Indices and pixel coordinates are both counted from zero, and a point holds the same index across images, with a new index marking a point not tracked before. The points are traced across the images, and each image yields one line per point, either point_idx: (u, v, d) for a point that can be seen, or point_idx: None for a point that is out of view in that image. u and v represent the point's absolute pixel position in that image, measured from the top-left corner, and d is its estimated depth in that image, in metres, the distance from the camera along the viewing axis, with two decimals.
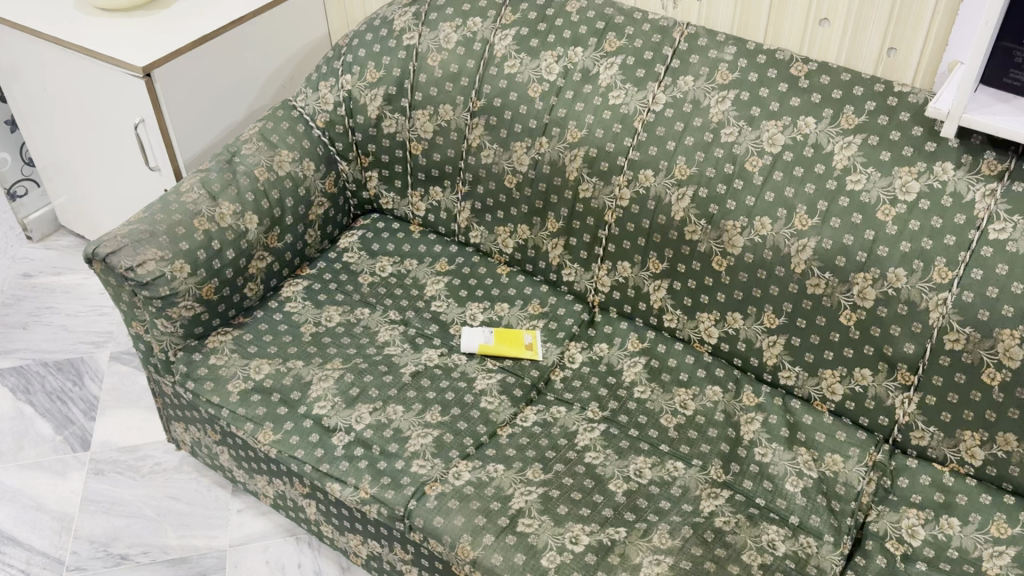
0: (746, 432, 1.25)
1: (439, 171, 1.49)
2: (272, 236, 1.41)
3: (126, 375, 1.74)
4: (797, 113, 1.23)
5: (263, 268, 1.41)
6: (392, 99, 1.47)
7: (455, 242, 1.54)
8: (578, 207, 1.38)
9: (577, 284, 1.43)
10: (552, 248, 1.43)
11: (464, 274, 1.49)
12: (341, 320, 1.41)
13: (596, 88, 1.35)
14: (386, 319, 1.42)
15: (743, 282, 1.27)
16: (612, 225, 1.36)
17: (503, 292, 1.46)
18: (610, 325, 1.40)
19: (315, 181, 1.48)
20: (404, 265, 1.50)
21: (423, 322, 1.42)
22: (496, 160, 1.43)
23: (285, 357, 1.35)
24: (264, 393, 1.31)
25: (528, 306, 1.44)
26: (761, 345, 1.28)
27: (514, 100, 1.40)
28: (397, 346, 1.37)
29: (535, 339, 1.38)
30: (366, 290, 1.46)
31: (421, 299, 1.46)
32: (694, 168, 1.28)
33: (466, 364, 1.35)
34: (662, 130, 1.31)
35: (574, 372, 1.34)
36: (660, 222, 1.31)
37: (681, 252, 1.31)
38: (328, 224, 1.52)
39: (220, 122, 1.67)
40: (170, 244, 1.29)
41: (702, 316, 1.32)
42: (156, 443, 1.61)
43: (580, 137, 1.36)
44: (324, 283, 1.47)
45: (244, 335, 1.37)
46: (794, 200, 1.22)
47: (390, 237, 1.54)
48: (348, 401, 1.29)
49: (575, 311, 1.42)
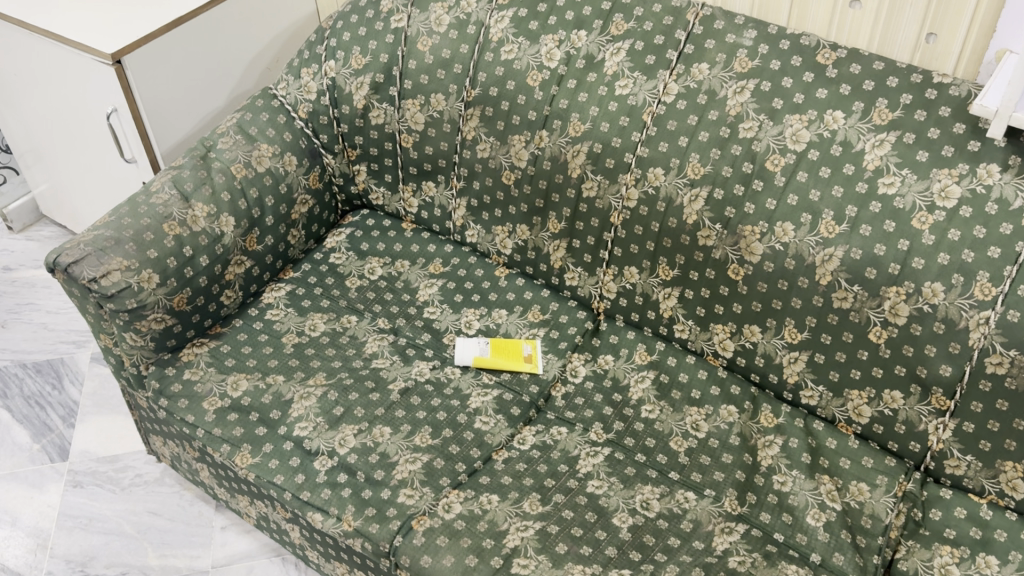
0: (764, 457, 1.14)
1: (431, 165, 1.38)
2: (251, 238, 1.31)
3: (107, 378, 1.65)
4: (824, 107, 1.11)
5: (241, 273, 1.30)
6: (379, 87, 1.35)
7: (450, 241, 1.43)
8: (582, 206, 1.27)
9: (581, 290, 1.32)
10: (553, 251, 1.32)
11: (459, 277, 1.38)
12: (326, 329, 1.31)
13: (601, 76, 1.23)
14: (374, 328, 1.32)
15: (762, 293, 1.15)
16: (619, 228, 1.25)
17: (501, 297, 1.36)
18: (616, 335, 1.29)
19: (299, 177, 1.37)
20: (395, 267, 1.40)
21: (414, 331, 1.32)
22: (493, 154, 1.32)
23: (264, 372, 1.25)
24: (241, 411, 1.21)
25: (527, 313, 1.33)
26: (781, 361, 1.17)
27: (512, 89, 1.28)
28: (386, 358, 1.27)
29: (535, 351, 1.28)
30: (354, 295, 1.36)
31: (413, 305, 1.35)
32: (709, 167, 1.16)
33: (460, 379, 1.25)
34: (673, 124, 1.19)
35: (577, 387, 1.24)
36: (671, 225, 1.20)
37: (693, 258, 1.20)
38: (313, 223, 1.41)
39: (200, 109, 1.55)
40: (137, 252, 1.19)
41: (716, 328, 1.21)
42: (137, 452, 1.53)
43: (583, 130, 1.24)
44: (309, 288, 1.37)
45: (222, 347, 1.28)
46: (821, 204, 1.10)
47: (380, 236, 1.44)
48: (332, 421, 1.19)
49: (579, 319, 1.31)
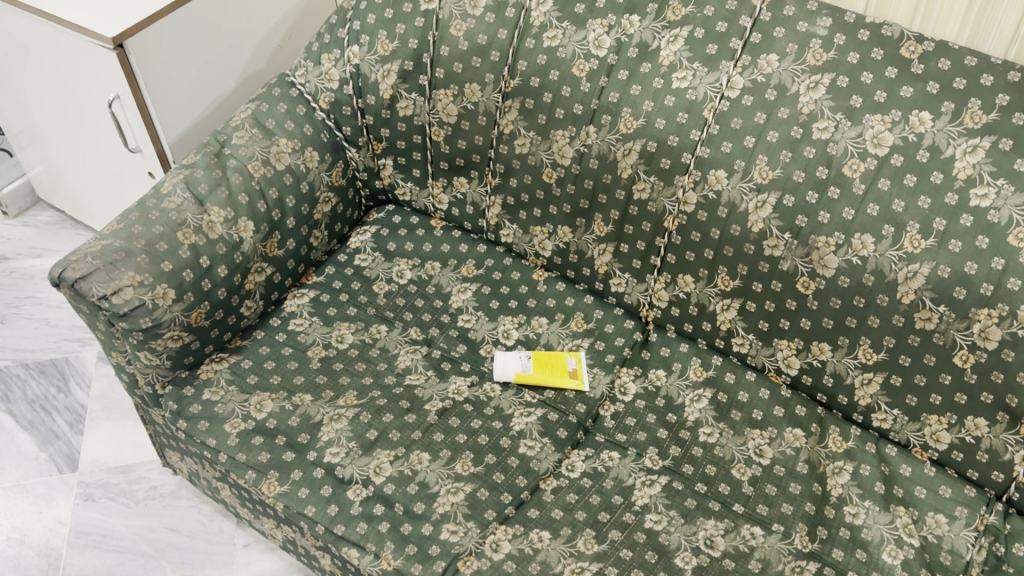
0: (833, 487, 1.06)
1: (464, 160, 1.27)
2: (271, 243, 1.21)
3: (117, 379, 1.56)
4: (909, 107, 1.00)
5: (262, 281, 1.20)
6: (408, 75, 1.23)
7: (484, 241, 1.33)
8: (632, 209, 1.16)
9: (628, 297, 1.23)
10: (598, 255, 1.22)
11: (495, 281, 1.29)
12: (354, 341, 1.21)
13: (657, 67, 1.12)
14: (406, 339, 1.22)
15: (834, 309, 1.06)
16: (673, 234, 1.15)
17: (540, 304, 1.26)
18: (667, 347, 1.20)
19: (321, 174, 1.26)
20: (426, 270, 1.30)
21: (449, 342, 1.22)
22: (533, 150, 1.21)
23: (290, 391, 1.16)
24: (267, 435, 1.12)
25: (570, 322, 1.24)
26: (852, 382, 1.08)
27: (555, 80, 1.17)
28: (421, 374, 1.18)
29: (580, 366, 1.19)
30: (382, 302, 1.26)
31: (446, 312, 1.26)
32: (778, 171, 1.06)
33: (501, 398, 1.16)
34: (738, 123, 1.08)
35: (627, 406, 1.15)
36: (733, 233, 1.10)
37: (757, 270, 1.10)
38: (336, 222, 1.31)
39: (209, 94, 1.44)
40: (151, 266, 1.09)
41: (780, 343, 1.12)
42: (151, 462, 1.44)
43: (636, 127, 1.13)
44: (333, 294, 1.27)
45: (243, 362, 1.19)
46: (904, 216, 1.00)
47: (408, 234, 1.33)
48: (366, 447, 1.10)
49: (626, 329, 1.22)
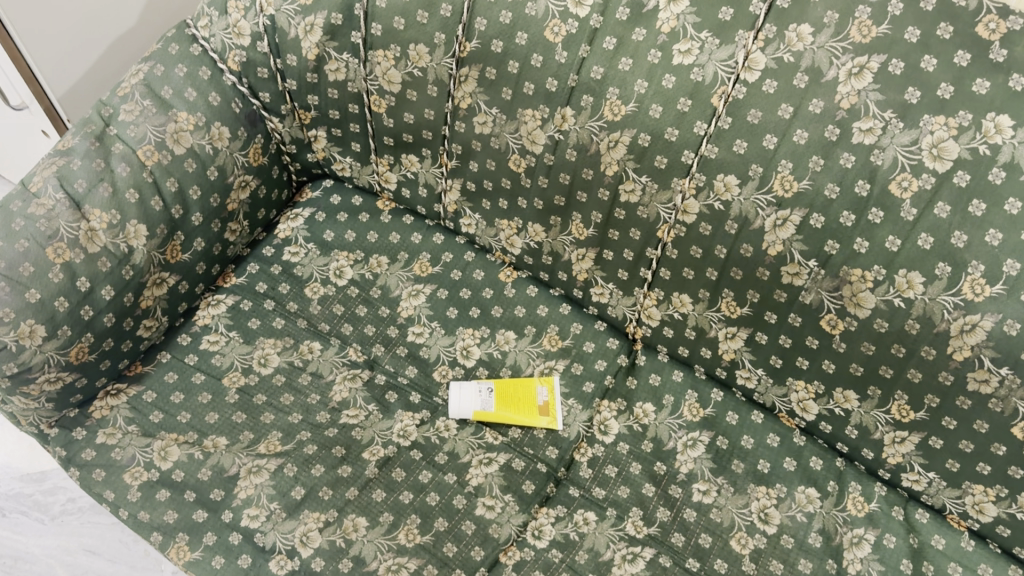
0: (851, 563, 0.88)
1: (413, 136, 1.03)
2: (173, 248, 0.98)
3: None
4: (983, 108, 0.74)
5: (163, 294, 0.99)
6: (336, 31, 0.96)
7: (441, 228, 1.10)
8: (618, 213, 0.93)
9: (612, 311, 1.01)
10: (576, 260, 1.00)
11: (453, 283, 1.07)
12: (280, 364, 1.01)
13: (653, 35, 0.85)
14: (344, 361, 1.02)
15: (866, 356, 0.85)
16: (669, 246, 0.92)
17: (507, 314, 1.05)
18: (658, 375, 0.99)
19: (234, 154, 1.02)
20: (370, 268, 1.08)
21: (396, 363, 1.02)
22: (496, 131, 0.97)
23: (202, 432, 0.96)
24: (172, 490, 0.93)
25: (541, 338, 1.03)
26: (881, 438, 0.89)
27: (523, 45, 0.91)
28: (360, 408, 0.98)
29: (553, 398, 0.99)
30: (316, 311, 1.05)
31: (393, 324, 1.05)
32: (806, 183, 0.82)
33: (456, 440, 0.96)
34: (756, 116, 0.83)
35: (607, 451, 0.96)
36: (744, 253, 0.87)
37: (772, 299, 0.88)
38: (259, 209, 1.08)
39: (107, 35, 1.18)
40: (13, 296, 0.86)
41: (796, 384, 0.92)
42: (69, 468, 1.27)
43: (625, 114, 0.88)
44: (257, 301, 1.05)
45: (146, 395, 0.98)
46: (965, 253, 0.77)
47: (349, 221, 1.10)
48: (291, 508, 0.92)
49: (609, 350, 1.01)
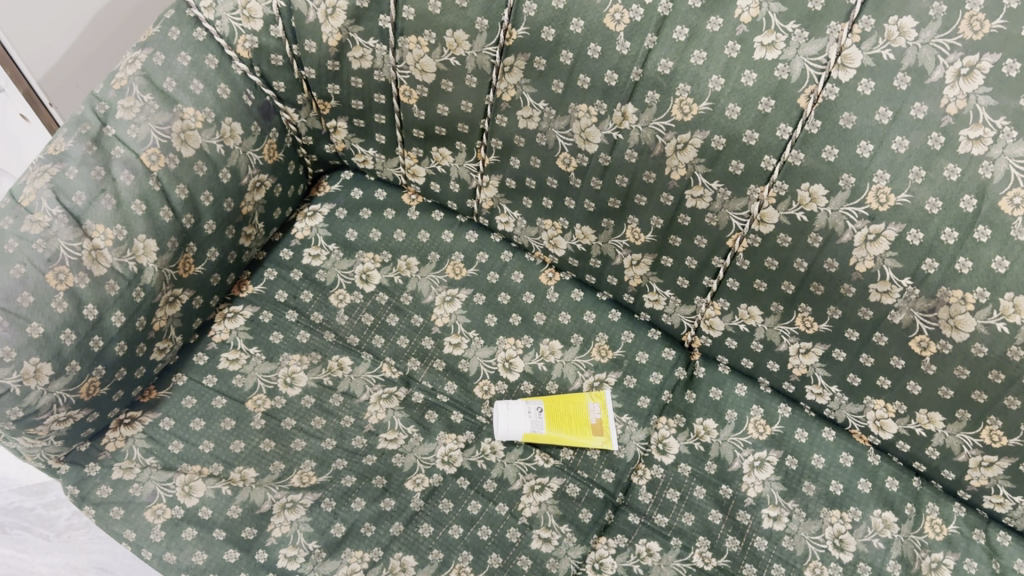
0: None
1: (447, 129, 0.92)
2: (185, 262, 0.88)
3: None
4: None
5: (177, 313, 0.89)
6: (362, 15, 0.85)
7: (474, 225, 1.01)
8: (682, 219, 0.85)
9: (667, 318, 0.94)
10: (630, 265, 0.92)
11: (490, 287, 0.98)
12: (308, 384, 0.92)
13: (731, 26, 0.74)
14: (378, 378, 0.93)
15: (958, 379, 0.79)
16: (739, 257, 0.84)
17: (552, 321, 0.96)
18: (718, 389, 0.93)
19: (247, 153, 0.91)
20: (399, 271, 0.98)
21: (434, 378, 0.94)
22: (544, 126, 0.87)
23: (227, 464, 0.88)
24: (200, 528, 0.85)
25: (590, 348, 0.95)
26: (966, 461, 0.83)
27: (579, 33, 0.79)
28: (398, 431, 0.90)
29: (606, 415, 0.91)
30: (342, 322, 0.96)
31: (428, 334, 0.96)
32: (905, 197, 0.74)
33: (505, 465, 0.89)
34: (850, 120, 0.74)
35: (667, 474, 0.90)
36: (827, 268, 0.80)
37: (855, 317, 0.81)
38: (275, 209, 0.98)
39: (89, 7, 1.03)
40: (13, 333, 0.76)
41: (874, 403, 0.86)
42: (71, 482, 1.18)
43: (697, 114, 0.78)
44: (278, 312, 0.96)
45: (163, 423, 0.90)
46: None
47: (373, 218, 1.00)
48: (331, 547, 0.84)
49: (665, 361, 0.94)
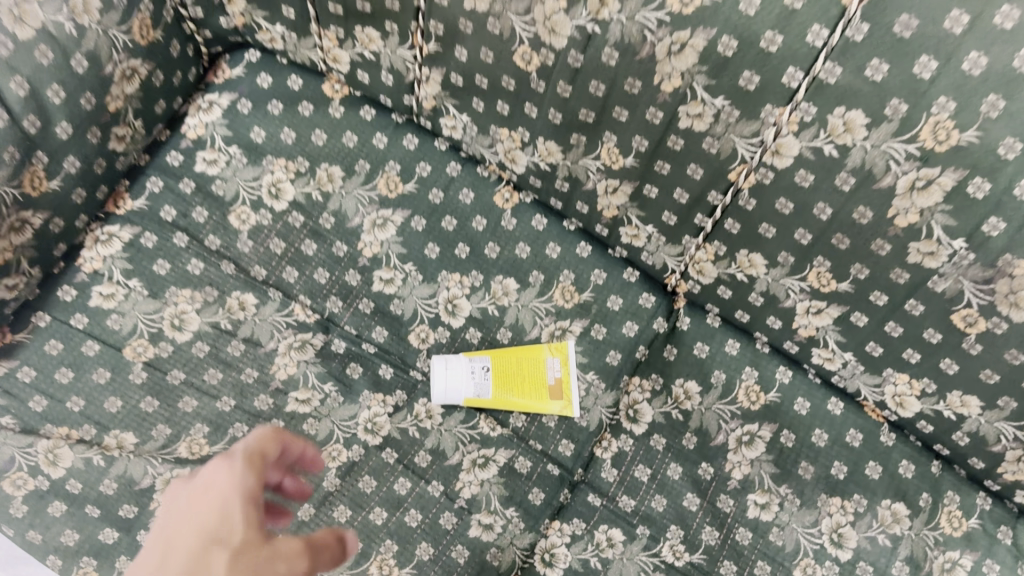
0: None
1: (371, 6, 0.70)
2: (34, 177, 0.69)
3: None
4: None
5: (27, 241, 0.71)
6: None
7: (413, 126, 0.80)
8: (672, 142, 0.65)
9: (647, 258, 0.75)
10: (604, 193, 0.72)
11: (432, 210, 0.78)
12: (202, 328, 0.75)
13: None
14: (290, 322, 0.75)
15: (1008, 365, 0.62)
16: (743, 195, 0.65)
17: (506, 254, 0.78)
18: (706, 344, 0.76)
19: (109, 33, 0.70)
20: (317, 184, 0.78)
21: (359, 323, 0.76)
22: (499, 8, 0.64)
23: (102, 427, 0.72)
24: (70, 504, 0.69)
25: (552, 290, 0.77)
26: (1002, 454, 0.67)
27: None
28: (312, 390, 0.73)
29: (567, 373, 0.75)
30: (245, 250, 0.77)
31: (353, 267, 0.77)
32: (976, 135, 0.53)
33: (442, 434, 0.73)
34: (909, 26, 0.51)
35: (638, 448, 0.74)
36: (857, 218, 0.61)
37: (885, 279, 0.63)
38: (156, 101, 0.78)
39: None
40: None
41: (896, 377, 0.69)
42: None
43: (701, 6, 0.56)
44: (164, 236, 0.77)
45: (21, 373, 0.73)
46: None
47: (285, 114, 0.80)
48: None
49: (642, 310, 0.77)
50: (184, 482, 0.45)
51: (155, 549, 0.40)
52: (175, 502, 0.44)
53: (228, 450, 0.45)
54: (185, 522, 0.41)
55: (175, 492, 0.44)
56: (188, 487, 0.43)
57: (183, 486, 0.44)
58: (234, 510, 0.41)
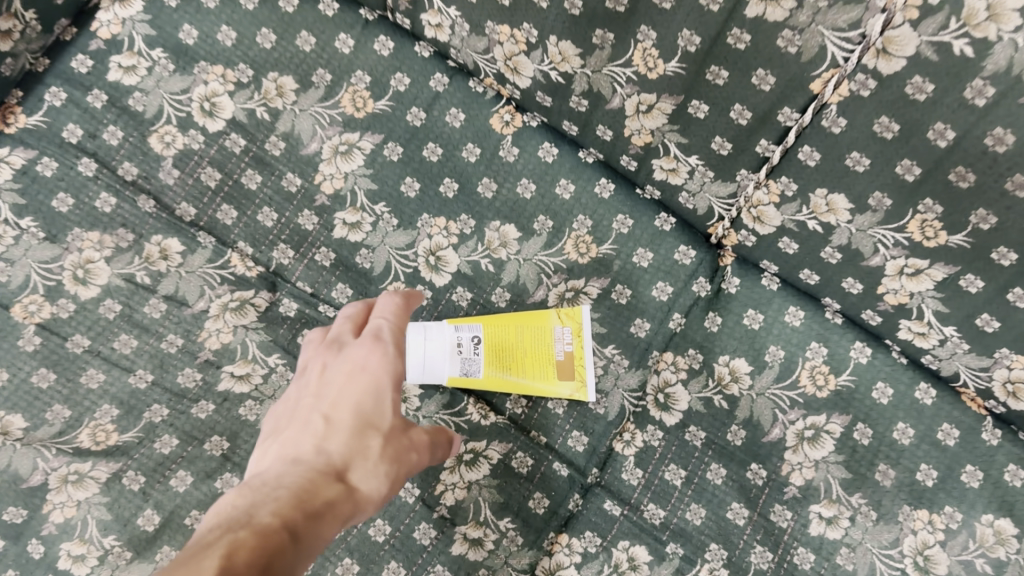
0: None
1: None
2: None
3: None
4: None
5: None
6: None
7: (387, 26, 0.61)
8: (734, 37, 0.47)
9: (685, 200, 0.58)
10: (634, 112, 0.54)
11: (410, 135, 0.60)
12: (113, 282, 0.58)
13: None
14: (225, 276, 0.59)
15: None
16: (829, 112, 0.48)
17: (505, 194, 0.60)
18: (759, 312, 0.59)
19: None
20: (263, 98, 0.61)
21: (312, 277, 0.59)
22: None
23: None
24: None
25: (563, 241, 0.60)
26: None
27: None
28: (253, 364, 0.57)
29: (580, 346, 0.58)
30: (168, 182, 0.60)
31: (308, 207, 0.60)
32: None
33: None
34: None
35: (669, 443, 0.58)
36: (991, 143, 0.44)
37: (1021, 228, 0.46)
38: None
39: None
40: None
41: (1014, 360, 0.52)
42: None
43: None
44: (66, 163, 0.59)
45: None
46: None
47: (223, 6, 0.61)
48: (139, 544, 0.53)
49: (677, 268, 0.60)
50: (291, 416, 0.49)
51: (291, 474, 0.43)
52: (295, 437, 0.47)
53: (379, 333, 0.52)
54: (341, 398, 0.49)
55: (321, 363, 0.51)
56: (338, 365, 0.51)
57: (327, 360, 0.51)
58: (383, 395, 0.50)
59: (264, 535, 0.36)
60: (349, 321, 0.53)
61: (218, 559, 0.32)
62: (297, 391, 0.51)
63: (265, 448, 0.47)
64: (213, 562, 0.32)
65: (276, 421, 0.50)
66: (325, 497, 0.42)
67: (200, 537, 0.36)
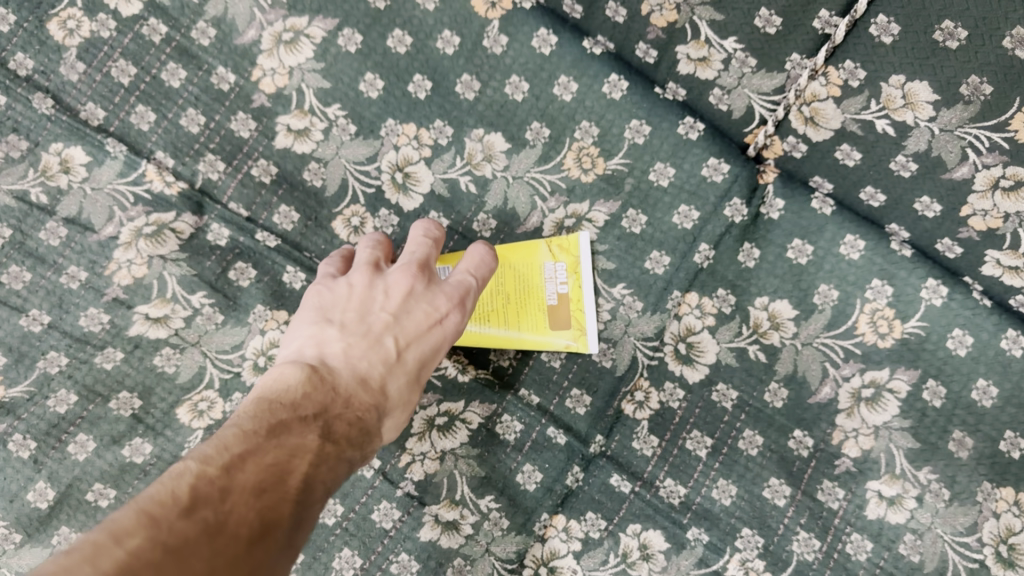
0: None
1: None
2: None
3: None
4: None
5: None
6: None
7: None
8: None
9: (717, 100, 0.47)
10: None
11: (372, 20, 0.48)
12: (1, 202, 0.47)
13: None
14: (139, 194, 0.47)
15: None
16: None
17: (490, 95, 0.48)
18: (805, 240, 0.47)
19: None
20: None
21: (252, 198, 0.48)
22: None
23: None
24: None
25: (562, 151, 0.48)
26: None
27: None
28: (173, 303, 0.46)
29: (577, 288, 0.47)
30: (70, 78, 0.48)
31: (244, 109, 0.48)
32: None
33: None
34: None
35: (691, 406, 0.47)
36: None
37: None
38: None
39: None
40: None
41: None
42: None
43: None
44: None
45: None
46: None
47: None
48: (31, 524, 0.43)
49: (705, 186, 0.47)
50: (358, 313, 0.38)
51: (350, 403, 0.34)
52: (360, 347, 0.36)
53: (467, 296, 0.40)
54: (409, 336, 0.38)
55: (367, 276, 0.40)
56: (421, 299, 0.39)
57: (412, 284, 0.39)
58: (441, 355, 0.40)
59: (316, 466, 0.29)
60: (433, 248, 0.42)
61: (259, 473, 0.27)
62: (368, 288, 0.39)
63: (301, 330, 0.38)
64: (254, 478, 0.26)
65: (325, 306, 0.39)
66: (361, 450, 0.33)
67: (246, 418, 0.30)
